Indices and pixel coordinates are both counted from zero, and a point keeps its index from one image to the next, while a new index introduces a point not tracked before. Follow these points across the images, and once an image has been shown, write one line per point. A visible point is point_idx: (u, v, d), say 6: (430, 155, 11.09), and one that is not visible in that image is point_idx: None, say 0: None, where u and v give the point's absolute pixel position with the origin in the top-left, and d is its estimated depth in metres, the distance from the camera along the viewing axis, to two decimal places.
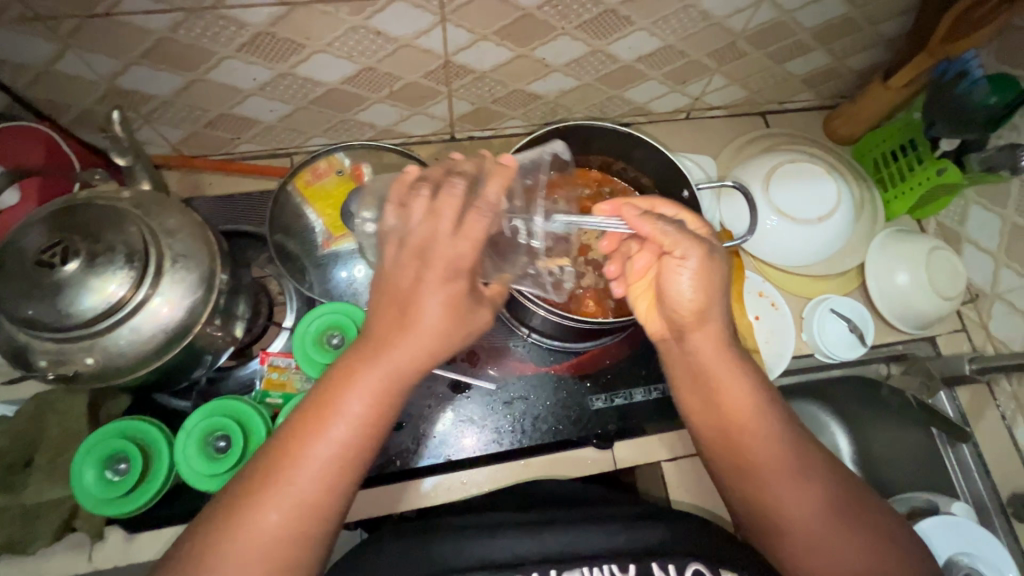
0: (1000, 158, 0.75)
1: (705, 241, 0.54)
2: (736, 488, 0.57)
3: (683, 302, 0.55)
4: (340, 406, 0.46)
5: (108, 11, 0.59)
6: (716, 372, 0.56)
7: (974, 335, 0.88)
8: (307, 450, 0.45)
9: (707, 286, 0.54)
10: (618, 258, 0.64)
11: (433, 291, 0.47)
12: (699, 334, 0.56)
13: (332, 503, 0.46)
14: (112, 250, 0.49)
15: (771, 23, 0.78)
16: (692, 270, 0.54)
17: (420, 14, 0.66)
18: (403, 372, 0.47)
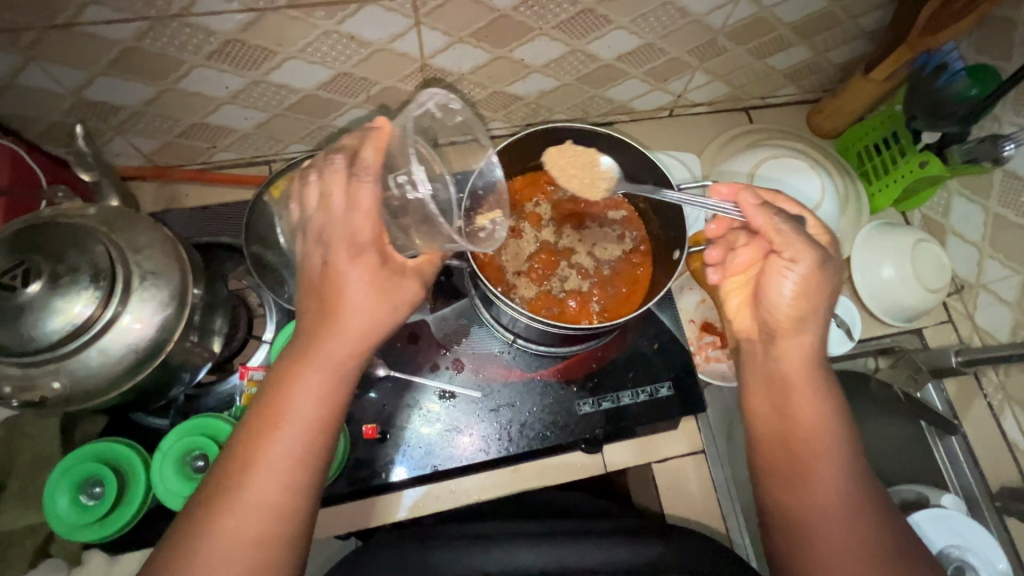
0: (983, 150, 0.75)
1: (823, 253, 0.55)
2: (775, 498, 0.56)
3: (783, 306, 0.57)
4: (286, 407, 0.47)
5: (70, 22, 0.58)
6: (794, 382, 0.57)
7: (959, 325, 0.87)
8: (259, 456, 0.46)
9: (809, 294, 0.55)
10: (722, 245, 0.67)
11: (351, 277, 0.48)
12: (790, 339, 0.57)
13: (293, 506, 0.46)
14: (76, 270, 0.48)
15: (751, 18, 0.77)
16: (799, 275, 0.55)
17: (394, 18, 0.64)
18: (342, 364, 0.48)
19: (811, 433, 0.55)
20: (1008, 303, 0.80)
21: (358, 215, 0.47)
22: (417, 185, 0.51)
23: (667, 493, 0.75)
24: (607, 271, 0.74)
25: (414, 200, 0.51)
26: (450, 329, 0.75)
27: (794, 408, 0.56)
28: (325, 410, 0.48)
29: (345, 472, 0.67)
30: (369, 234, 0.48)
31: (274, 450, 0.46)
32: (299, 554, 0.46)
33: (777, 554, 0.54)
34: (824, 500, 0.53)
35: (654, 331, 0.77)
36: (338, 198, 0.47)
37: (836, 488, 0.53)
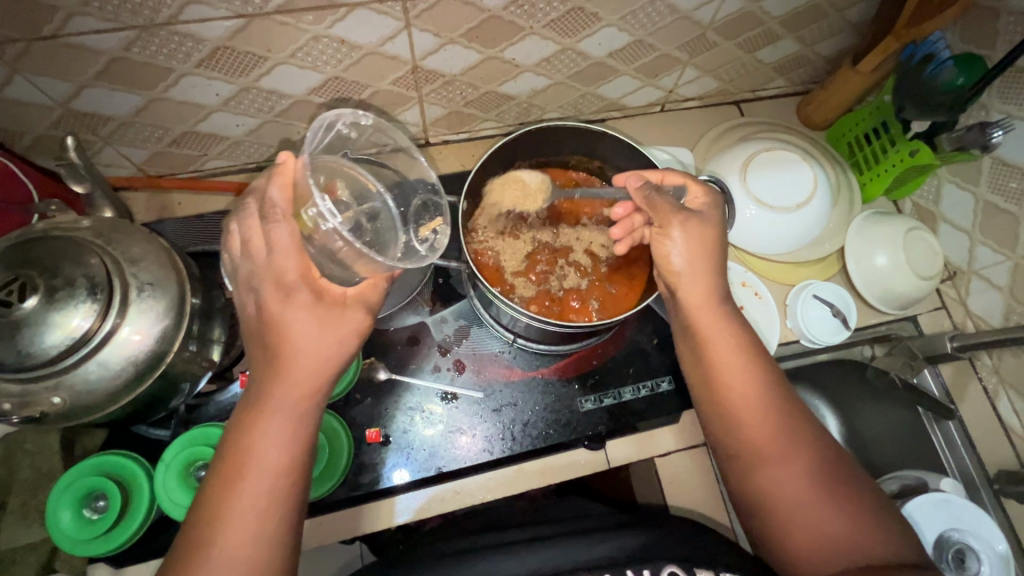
0: (971, 137, 0.76)
1: (694, 213, 0.60)
2: (735, 466, 0.58)
3: (676, 270, 0.61)
4: (248, 459, 0.48)
5: (55, 33, 0.57)
6: (704, 331, 0.60)
7: (953, 312, 0.89)
8: (226, 511, 0.47)
9: (695, 251, 0.60)
10: (624, 225, 0.64)
11: (290, 318, 0.49)
12: (685, 287, 0.60)
13: (267, 554, 0.47)
14: (72, 284, 0.47)
15: (739, 13, 0.77)
16: (681, 240, 0.60)
17: (384, 21, 0.64)
18: (297, 404, 0.50)
19: (736, 381, 0.58)
20: (1001, 288, 0.81)
21: (277, 255, 0.48)
22: (326, 217, 0.46)
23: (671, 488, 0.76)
24: (605, 267, 0.74)
25: (328, 231, 0.47)
26: (450, 331, 0.75)
27: (716, 359, 0.59)
28: (287, 453, 0.49)
29: (349, 478, 0.67)
30: (295, 271, 0.49)
31: (240, 502, 0.47)
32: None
33: (754, 529, 0.58)
34: (768, 449, 0.56)
35: (652, 327, 0.78)
36: (259, 244, 0.49)
37: (776, 431, 0.57)
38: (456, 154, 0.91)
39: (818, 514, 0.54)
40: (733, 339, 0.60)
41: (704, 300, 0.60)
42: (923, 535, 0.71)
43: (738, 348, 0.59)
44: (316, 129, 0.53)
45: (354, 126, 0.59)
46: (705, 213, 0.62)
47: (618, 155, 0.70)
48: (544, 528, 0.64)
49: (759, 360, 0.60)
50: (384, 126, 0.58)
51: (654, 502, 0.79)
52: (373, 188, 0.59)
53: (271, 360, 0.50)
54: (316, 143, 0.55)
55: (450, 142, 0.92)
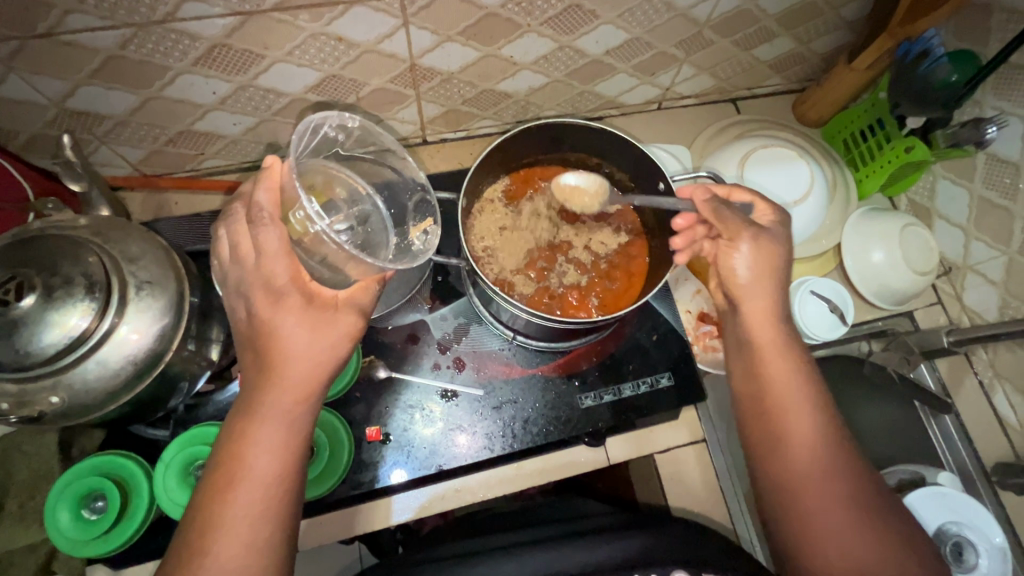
0: (965, 133, 0.78)
1: (764, 231, 0.61)
2: (769, 469, 0.58)
3: (739, 282, 0.61)
4: (240, 466, 0.48)
5: (50, 30, 0.57)
6: (761, 344, 0.60)
7: (949, 307, 0.89)
8: (219, 519, 0.47)
9: (763, 267, 0.60)
10: (685, 235, 0.64)
11: (280, 323, 0.49)
12: (750, 301, 0.61)
13: (259, 563, 0.47)
14: (70, 282, 0.47)
15: (735, 10, 0.78)
16: (748, 254, 0.60)
17: (382, 19, 0.64)
18: (290, 410, 0.50)
19: (785, 398, 0.58)
20: (996, 283, 0.82)
21: (264, 258, 0.48)
22: (315, 219, 0.48)
23: (671, 484, 0.76)
24: (604, 264, 0.75)
25: (317, 233, 0.49)
26: (449, 329, 0.75)
27: (768, 374, 0.59)
28: (281, 460, 0.49)
29: (349, 477, 0.67)
30: (286, 275, 0.48)
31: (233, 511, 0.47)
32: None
33: (777, 533, 0.57)
34: (806, 457, 0.56)
35: (652, 324, 0.78)
36: (247, 250, 0.49)
37: (820, 457, 0.56)
38: (454, 152, 0.91)
39: (846, 540, 0.53)
40: (790, 359, 0.59)
41: (765, 316, 0.61)
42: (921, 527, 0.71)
43: (795, 370, 0.59)
44: (303, 130, 0.54)
45: (339, 129, 0.59)
46: (777, 233, 0.62)
47: (616, 152, 0.70)
48: (548, 529, 0.65)
49: (812, 380, 0.59)
50: (371, 127, 0.59)
51: (653, 499, 0.79)
52: (362, 190, 0.59)
53: (261, 366, 0.50)
54: (302, 146, 0.55)
55: (448, 140, 0.91)
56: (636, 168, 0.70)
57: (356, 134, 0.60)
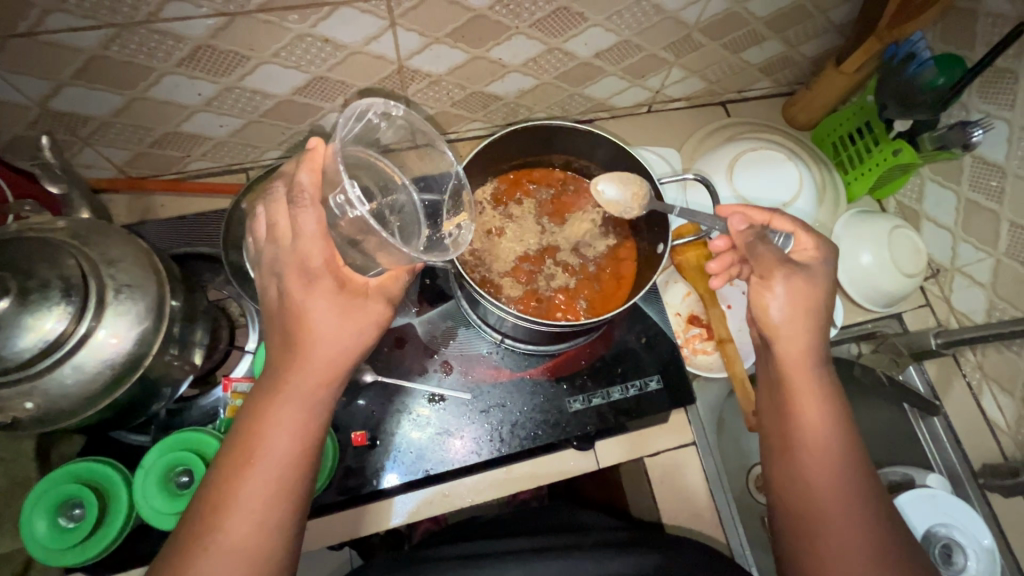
0: (952, 137, 0.78)
1: (801, 268, 0.59)
2: (785, 503, 0.58)
3: (774, 320, 0.60)
4: (257, 445, 0.47)
5: (30, 30, 0.56)
6: (795, 384, 0.59)
7: (937, 309, 0.90)
8: (232, 497, 0.46)
9: (800, 307, 0.59)
10: (722, 260, 0.67)
11: (311, 306, 0.48)
12: (782, 339, 0.60)
13: (266, 549, 0.46)
14: (46, 286, 0.46)
15: (724, 13, 0.78)
16: (781, 296, 0.59)
17: (369, 20, 0.64)
18: (311, 395, 0.49)
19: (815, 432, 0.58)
20: (983, 285, 0.82)
21: (303, 241, 0.46)
22: (355, 204, 0.46)
23: (661, 488, 0.75)
24: (593, 267, 0.74)
25: (357, 218, 0.47)
26: (437, 332, 0.74)
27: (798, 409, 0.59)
28: (298, 445, 0.48)
29: (335, 482, 0.66)
30: (321, 259, 0.47)
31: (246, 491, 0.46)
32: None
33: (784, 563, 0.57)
34: (822, 497, 0.56)
35: (641, 326, 0.77)
36: (284, 230, 0.48)
37: (839, 494, 0.56)
38: None
39: None
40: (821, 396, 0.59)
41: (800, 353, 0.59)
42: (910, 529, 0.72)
43: (825, 409, 0.58)
44: (349, 116, 0.52)
45: (384, 117, 0.58)
46: (815, 268, 0.60)
47: (606, 155, 0.71)
48: (554, 538, 0.64)
49: (844, 426, 0.58)
50: (415, 119, 0.58)
51: (644, 503, 0.78)
52: (398, 180, 0.60)
53: (291, 346, 0.49)
54: (347, 131, 0.53)
55: None
56: (625, 170, 0.70)
57: (400, 122, 0.59)
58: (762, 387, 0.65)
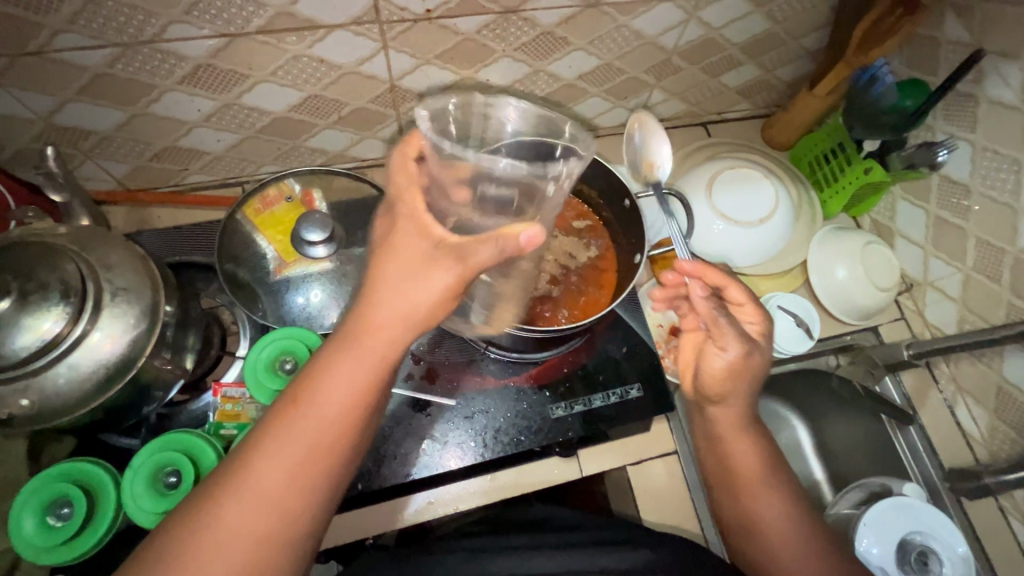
0: (919, 156, 0.82)
1: (751, 344, 0.62)
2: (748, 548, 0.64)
3: (714, 373, 0.65)
4: (312, 392, 0.45)
5: (39, 49, 0.59)
6: (735, 449, 0.65)
7: (912, 322, 0.92)
8: (272, 443, 0.44)
9: (739, 376, 0.63)
10: (669, 291, 0.70)
11: (396, 251, 0.45)
12: (720, 405, 0.66)
13: (295, 504, 0.43)
14: (45, 287, 0.48)
15: (701, 39, 0.82)
16: (727, 358, 0.63)
17: (362, 42, 0.67)
18: (373, 353, 0.45)
19: (760, 521, 0.63)
20: (954, 299, 0.85)
21: (401, 186, 0.47)
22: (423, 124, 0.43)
23: (643, 494, 0.77)
24: (575, 278, 0.77)
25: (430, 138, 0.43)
26: (423, 341, 0.76)
27: (744, 499, 0.64)
28: (352, 407, 0.45)
29: None
30: (413, 202, 0.46)
31: (291, 434, 0.44)
32: (298, 558, 0.44)
33: None
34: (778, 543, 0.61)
35: (622, 336, 0.80)
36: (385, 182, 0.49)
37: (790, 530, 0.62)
38: None
39: None
40: (768, 487, 0.63)
41: (739, 436, 0.66)
42: (888, 539, 0.73)
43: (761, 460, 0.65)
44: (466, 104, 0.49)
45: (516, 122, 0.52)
46: (762, 345, 0.64)
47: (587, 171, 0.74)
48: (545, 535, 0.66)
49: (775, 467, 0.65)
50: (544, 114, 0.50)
51: (627, 510, 0.80)
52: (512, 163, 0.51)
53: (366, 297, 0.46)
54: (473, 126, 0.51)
55: None
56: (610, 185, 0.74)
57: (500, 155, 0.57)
58: (704, 443, 0.70)
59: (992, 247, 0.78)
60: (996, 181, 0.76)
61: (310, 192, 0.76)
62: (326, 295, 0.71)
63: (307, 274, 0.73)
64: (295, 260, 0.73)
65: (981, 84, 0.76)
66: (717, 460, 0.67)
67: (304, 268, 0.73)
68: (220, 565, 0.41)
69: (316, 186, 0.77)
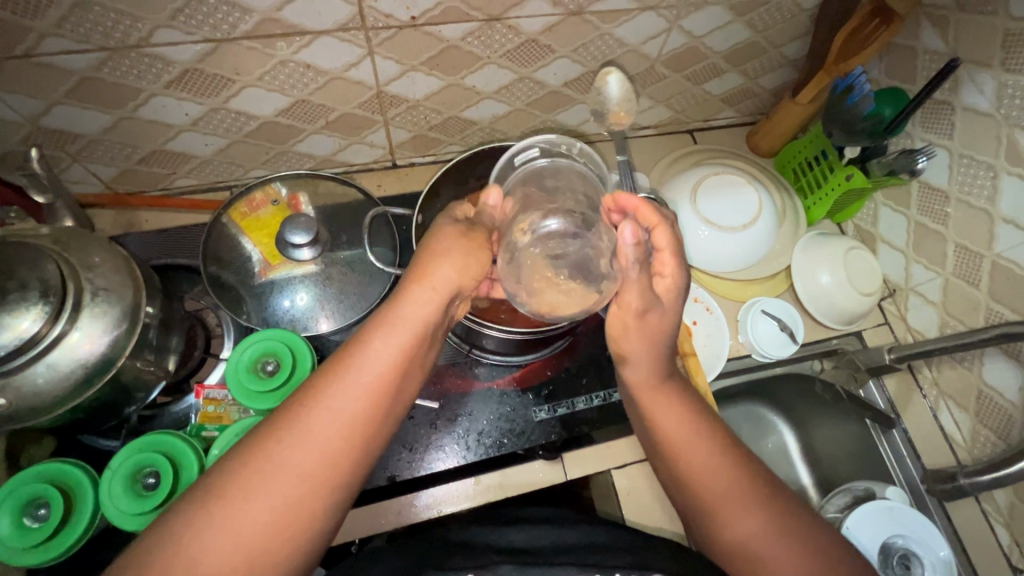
0: (900, 162, 0.83)
1: (653, 303, 0.56)
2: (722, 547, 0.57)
3: (615, 328, 0.59)
4: (367, 344, 0.50)
5: (27, 52, 0.60)
6: (684, 440, 0.58)
7: (895, 327, 0.93)
8: (327, 388, 0.48)
9: (648, 338, 0.57)
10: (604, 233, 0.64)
11: (445, 237, 0.56)
12: (630, 368, 0.59)
13: (346, 444, 0.47)
14: (24, 286, 0.48)
15: (683, 48, 0.84)
16: (628, 312, 0.57)
17: (348, 48, 0.68)
18: (423, 314, 0.52)
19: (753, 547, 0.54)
20: (936, 304, 0.86)
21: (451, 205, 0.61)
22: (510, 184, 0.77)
23: (627, 497, 0.77)
24: None
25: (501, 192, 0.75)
26: None
27: (727, 528, 0.56)
28: (402, 358, 0.50)
29: None
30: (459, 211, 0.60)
31: (347, 380, 0.48)
32: (343, 498, 0.48)
33: None
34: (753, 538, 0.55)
35: (607, 339, 0.80)
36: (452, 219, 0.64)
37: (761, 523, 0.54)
38: (422, 175, 0.93)
39: None
40: (758, 508, 0.55)
41: (710, 454, 0.57)
42: (868, 542, 0.73)
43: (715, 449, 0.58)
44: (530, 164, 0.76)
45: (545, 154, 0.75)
46: (668, 306, 0.57)
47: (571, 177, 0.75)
48: (510, 535, 0.63)
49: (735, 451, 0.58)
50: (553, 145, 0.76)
51: (612, 513, 0.80)
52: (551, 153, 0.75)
53: (415, 274, 0.53)
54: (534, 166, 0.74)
55: (417, 164, 0.94)
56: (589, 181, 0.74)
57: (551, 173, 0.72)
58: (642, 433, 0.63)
59: (971, 252, 0.79)
60: (973, 188, 0.77)
61: (296, 196, 0.77)
62: (312, 298, 0.72)
63: (293, 277, 0.73)
64: (280, 263, 0.73)
65: (958, 93, 0.77)
66: (690, 490, 0.58)
67: (289, 271, 0.73)
68: (275, 495, 0.44)
69: (303, 190, 0.77)
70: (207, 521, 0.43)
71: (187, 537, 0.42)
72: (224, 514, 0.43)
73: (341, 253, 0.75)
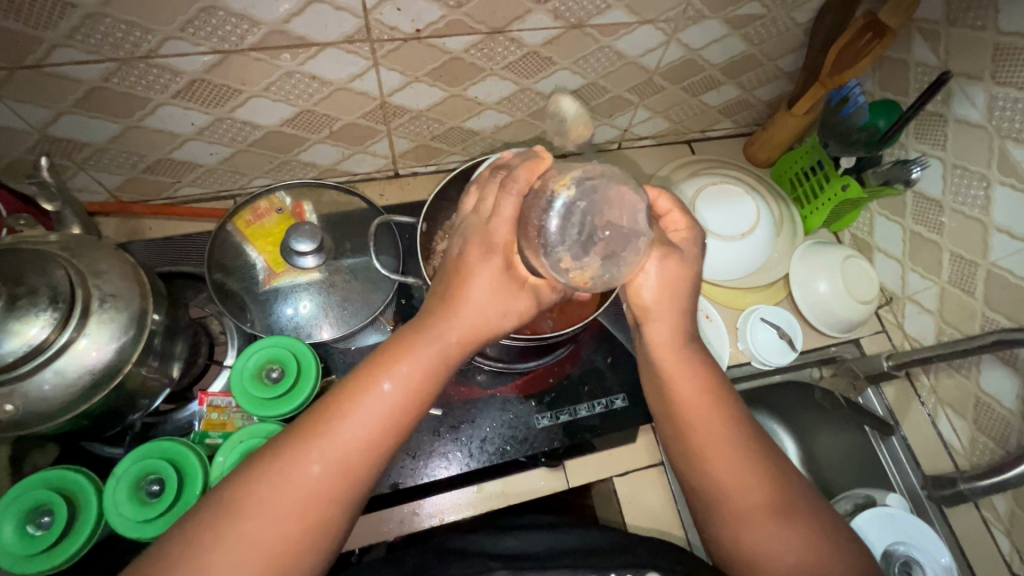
0: (894, 173, 0.86)
1: (673, 248, 0.57)
2: (729, 544, 0.56)
3: (643, 290, 0.57)
4: (391, 370, 0.50)
5: (38, 62, 0.61)
6: (711, 430, 0.57)
7: (893, 335, 0.95)
8: (348, 411, 0.48)
9: (671, 291, 0.57)
10: None
11: (478, 272, 0.53)
12: (656, 326, 0.59)
13: (365, 467, 0.48)
14: (34, 292, 0.49)
15: (681, 60, 0.85)
16: (656, 268, 0.56)
17: (353, 59, 0.69)
18: (449, 345, 0.51)
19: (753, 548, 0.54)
20: (932, 312, 0.87)
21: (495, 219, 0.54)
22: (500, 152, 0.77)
23: (628, 503, 0.77)
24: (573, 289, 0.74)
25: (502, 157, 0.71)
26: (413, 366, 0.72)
27: (736, 526, 0.55)
28: (423, 388, 0.50)
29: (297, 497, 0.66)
30: (503, 236, 0.53)
31: (369, 405, 0.48)
32: (353, 518, 0.49)
33: None
34: (756, 538, 0.55)
35: (608, 347, 0.81)
36: (482, 210, 0.55)
37: (771, 524, 0.54)
38: (424, 185, 0.95)
39: None
40: (770, 518, 0.54)
41: (728, 452, 0.56)
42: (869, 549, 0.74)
43: (735, 447, 0.56)
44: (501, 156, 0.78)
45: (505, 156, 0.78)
46: (686, 250, 0.58)
47: None
48: (507, 542, 0.63)
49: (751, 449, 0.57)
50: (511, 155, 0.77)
51: (613, 520, 0.80)
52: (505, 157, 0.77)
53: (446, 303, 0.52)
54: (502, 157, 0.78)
55: (419, 173, 0.96)
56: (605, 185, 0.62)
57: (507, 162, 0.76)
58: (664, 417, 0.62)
59: (965, 261, 0.80)
60: (967, 198, 0.78)
61: (301, 204, 0.77)
62: (315, 305, 0.72)
63: (297, 284, 0.73)
64: (284, 271, 0.73)
65: (950, 105, 0.79)
66: (705, 488, 0.57)
67: (294, 279, 0.74)
68: (291, 514, 0.45)
69: (308, 199, 0.78)
70: (209, 550, 0.43)
71: (201, 544, 0.43)
72: (220, 550, 0.43)
73: (345, 261, 0.76)
